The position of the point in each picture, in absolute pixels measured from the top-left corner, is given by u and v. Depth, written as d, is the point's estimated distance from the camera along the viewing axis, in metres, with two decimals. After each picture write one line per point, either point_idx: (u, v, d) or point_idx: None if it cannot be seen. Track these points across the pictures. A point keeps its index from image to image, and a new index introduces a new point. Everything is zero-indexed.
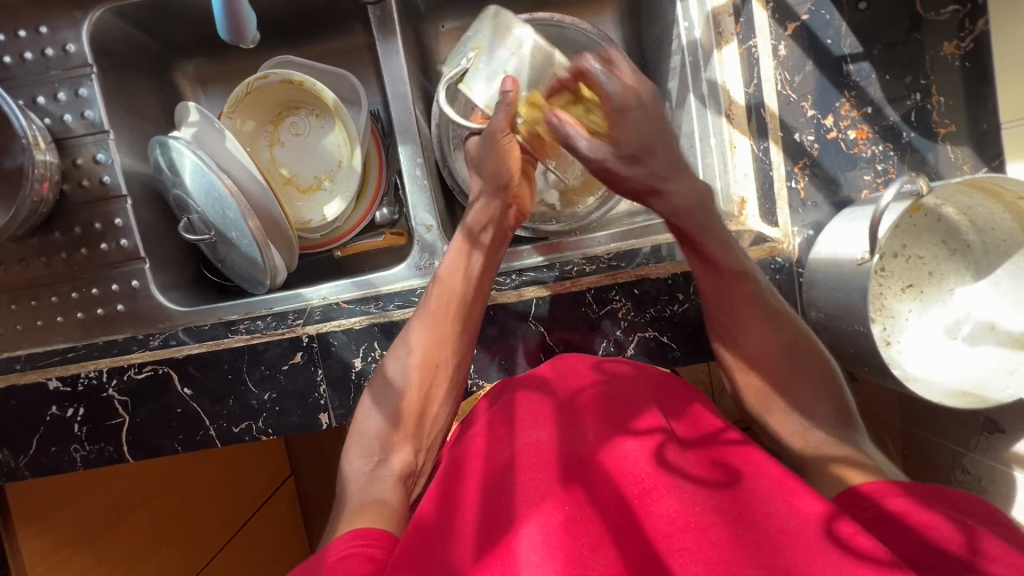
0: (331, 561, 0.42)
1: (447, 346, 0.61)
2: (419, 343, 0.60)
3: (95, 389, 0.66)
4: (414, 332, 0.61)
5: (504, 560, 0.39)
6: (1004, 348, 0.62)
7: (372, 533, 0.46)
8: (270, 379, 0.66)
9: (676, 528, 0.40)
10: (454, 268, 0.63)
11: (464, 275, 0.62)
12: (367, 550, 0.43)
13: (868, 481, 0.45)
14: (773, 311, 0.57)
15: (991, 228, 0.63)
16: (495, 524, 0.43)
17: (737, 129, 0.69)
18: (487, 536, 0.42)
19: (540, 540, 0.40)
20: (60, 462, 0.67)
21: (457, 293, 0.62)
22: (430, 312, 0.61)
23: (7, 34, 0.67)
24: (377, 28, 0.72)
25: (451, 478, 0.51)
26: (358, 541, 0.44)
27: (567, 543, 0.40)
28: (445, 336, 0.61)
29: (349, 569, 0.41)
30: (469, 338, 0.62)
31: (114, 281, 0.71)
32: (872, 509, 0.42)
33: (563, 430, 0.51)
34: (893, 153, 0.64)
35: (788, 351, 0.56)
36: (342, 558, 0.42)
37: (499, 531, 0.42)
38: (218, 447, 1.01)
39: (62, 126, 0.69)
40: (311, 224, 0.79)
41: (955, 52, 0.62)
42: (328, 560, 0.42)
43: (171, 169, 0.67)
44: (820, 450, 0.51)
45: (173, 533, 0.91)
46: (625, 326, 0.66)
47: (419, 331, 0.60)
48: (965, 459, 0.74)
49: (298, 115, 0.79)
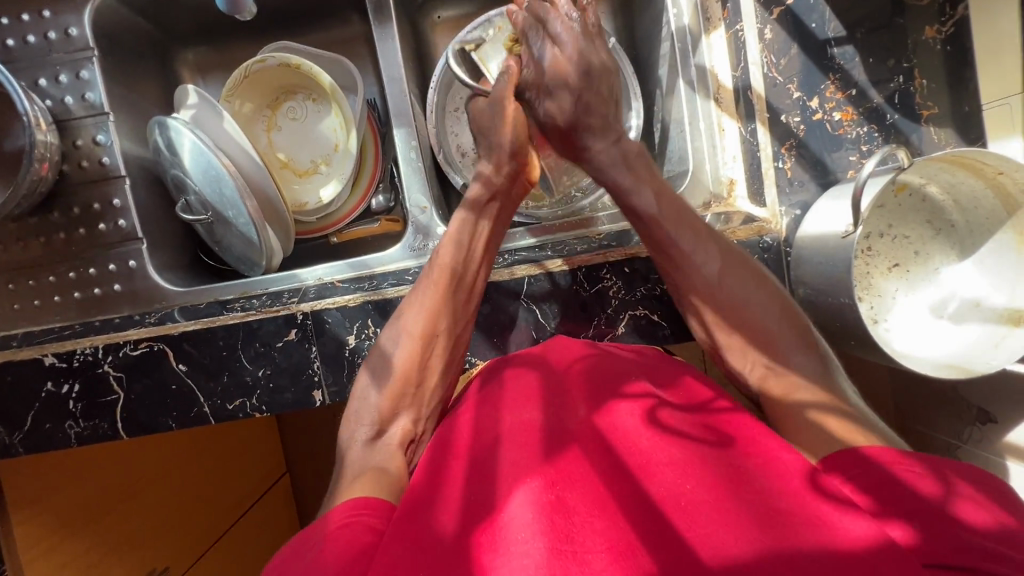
0: (331, 531, 0.41)
1: (440, 317, 0.61)
2: (417, 315, 0.60)
3: (90, 365, 0.67)
4: (412, 305, 0.61)
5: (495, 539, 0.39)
6: (991, 323, 0.63)
7: (374, 501, 0.45)
8: (265, 356, 0.67)
9: (671, 502, 0.39)
10: (454, 240, 0.63)
11: (463, 252, 0.63)
12: (364, 518, 0.43)
13: (872, 445, 0.44)
14: (725, 256, 0.58)
15: (975, 207, 0.65)
16: (483, 503, 0.42)
17: (725, 113, 0.72)
18: (477, 513, 0.41)
19: (529, 517, 0.39)
20: (54, 439, 0.67)
21: (456, 266, 0.62)
22: (431, 285, 0.61)
23: (11, 17, 0.69)
24: (373, 14, 0.73)
25: (437, 453, 0.50)
26: (356, 510, 0.44)
27: (559, 519, 0.39)
28: (443, 309, 0.61)
29: (347, 539, 0.40)
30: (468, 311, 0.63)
31: (112, 261, 0.72)
32: (874, 473, 0.42)
33: (552, 408, 0.50)
34: (877, 134, 0.66)
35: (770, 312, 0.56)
36: (341, 526, 0.42)
37: (486, 509, 0.41)
38: (207, 435, 1.01)
39: (63, 108, 0.70)
40: (307, 207, 0.80)
41: (937, 36, 0.64)
42: (328, 529, 0.42)
43: (170, 149, 0.69)
44: (796, 394, 0.51)
45: (168, 523, 0.91)
46: (616, 303, 0.67)
47: (417, 303, 0.61)
48: (959, 450, 0.74)
49: (295, 99, 0.81)
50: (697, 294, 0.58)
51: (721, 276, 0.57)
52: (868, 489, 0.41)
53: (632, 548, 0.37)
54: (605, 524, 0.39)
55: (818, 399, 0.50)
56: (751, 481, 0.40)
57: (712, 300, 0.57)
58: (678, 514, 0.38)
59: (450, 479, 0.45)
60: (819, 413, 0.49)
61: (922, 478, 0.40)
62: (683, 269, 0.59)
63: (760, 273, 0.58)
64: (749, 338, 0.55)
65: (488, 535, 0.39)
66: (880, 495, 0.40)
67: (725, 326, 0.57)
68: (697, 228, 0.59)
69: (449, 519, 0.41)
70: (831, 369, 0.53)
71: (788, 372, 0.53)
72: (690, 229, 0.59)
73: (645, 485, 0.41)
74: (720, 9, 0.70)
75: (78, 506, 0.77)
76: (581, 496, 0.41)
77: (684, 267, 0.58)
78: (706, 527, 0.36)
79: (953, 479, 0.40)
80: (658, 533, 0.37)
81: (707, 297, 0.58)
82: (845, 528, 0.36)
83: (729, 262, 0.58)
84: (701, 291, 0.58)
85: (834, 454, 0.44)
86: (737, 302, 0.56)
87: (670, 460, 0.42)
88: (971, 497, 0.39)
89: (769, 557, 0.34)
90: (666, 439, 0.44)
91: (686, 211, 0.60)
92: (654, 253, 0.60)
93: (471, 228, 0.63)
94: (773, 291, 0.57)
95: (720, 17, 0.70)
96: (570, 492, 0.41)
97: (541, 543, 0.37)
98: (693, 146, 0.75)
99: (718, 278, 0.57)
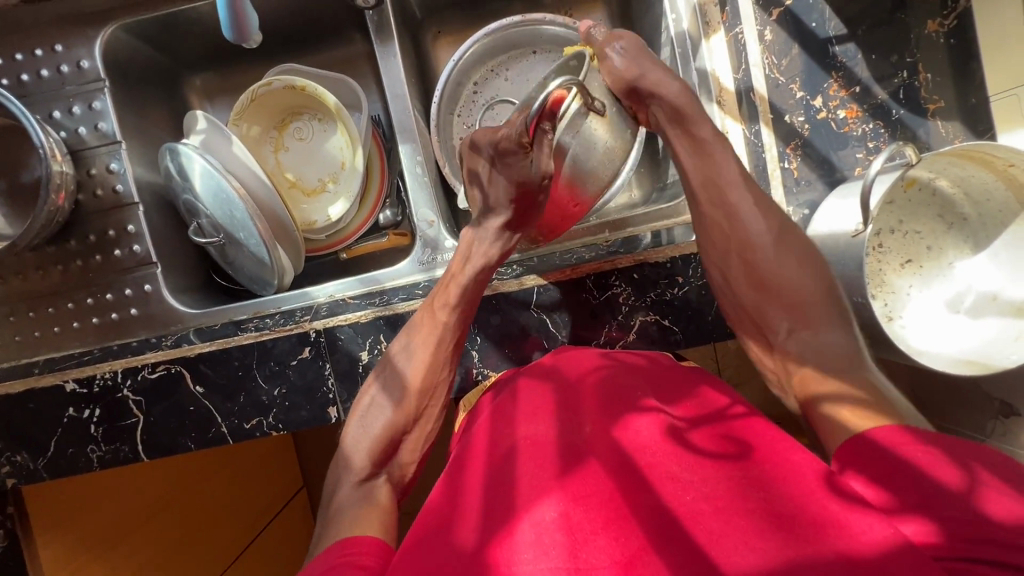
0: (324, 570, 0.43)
1: (444, 352, 0.61)
2: (415, 358, 0.60)
3: (110, 390, 0.68)
4: (411, 348, 0.61)
5: (505, 555, 0.39)
6: (1007, 317, 0.62)
7: (365, 542, 0.46)
8: (280, 375, 0.67)
9: (676, 511, 0.39)
10: (443, 289, 0.62)
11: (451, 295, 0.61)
12: (359, 560, 0.44)
13: (884, 429, 0.43)
14: (779, 229, 0.58)
15: (987, 200, 0.64)
16: (495, 517, 0.42)
17: (729, 116, 0.70)
18: (489, 528, 0.42)
19: (537, 537, 0.39)
20: (77, 464, 0.68)
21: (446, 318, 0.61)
22: (424, 335, 0.61)
23: (25, 54, 0.71)
24: (375, 33, 0.74)
25: (455, 469, 0.51)
26: (346, 550, 0.45)
27: (568, 536, 0.39)
28: (431, 351, 0.60)
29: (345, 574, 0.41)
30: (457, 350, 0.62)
31: (128, 286, 0.73)
32: (887, 458, 0.40)
33: (563, 421, 0.50)
34: (883, 130, 0.65)
35: (811, 297, 0.55)
36: (331, 568, 0.43)
37: (498, 525, 0.42)
38: (228, 455, 1.01)
39: (77, 138, 0.72)
40: (316, 225, 0.80)
41: (939, 30, 0.63)
42: (323, 568, 0.43)
43: (181, 176, 0.70)
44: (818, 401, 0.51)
45: (187, 540, 0.91)
46: (626, 310, 0.67)
47: (413, 351, 0.60)
48: (983, 444, 0.72)
49: (302, 120, 0.82)
50: (745, 249, 0.58)
51: (771, 243, 0.58)
52: (883, 482, 0.39)
53: (636, 562, 0.36)
54: (609, 539, 0.39)
55: (836, 390, 0.50)
56: (759, 491, 0.40)
57: (756, 253, 0.58)
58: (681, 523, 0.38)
59: (464, 497, 0.46)
60: (835, 406, 0.48)
61: (941, 466, 0.38)
62: (732, 224, 0.58)
63: (812, 250, 0.57)
64: (776, 299, 0.56)
65: (500, 552, 0.39)
66: (896, 485, 0.39)
67: (753, 284, 0.57)
68: (757, 194, 0.59)
69: (464, 537, 0.42)
70: (860, 354, 0.52)
71: (816, 343, 0.54)
72: (757, 201, 0.58)
73: (654, 497, 0.41)
74: (719, 12, 0.70)
75: (92, 531, 0.78)
76: (588, 513, 0.41)
77: (733, 228, 0.58)
78: (710, 534, 0.37)
79: (974, 467, 0.39)
80: (661, 545, 0.37)
81: (745, 253, 0.58)
82: (862, 531, 0.34)
83: (781, 228, 0.58)
84: (749, 253, 0.58)
85: (856, 447, 0.43)
86: (781, 277, 0.57)
87: (674, 472, 0.42)
88: (997, 487, 0.37)
89: (775, 568, 0.33)
90: (676, 451, 0.44)
91: (754, 179, 0.59)
92: (706, 198, 0.59)
93: (462, 263, 0.62)
94: (820, 275, 0.56)
95: (718, 20, 0.70)
96: (580, 508, 0.41)
97: (548, 563, 0.37)
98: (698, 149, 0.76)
99: (769, 241, 0.58)
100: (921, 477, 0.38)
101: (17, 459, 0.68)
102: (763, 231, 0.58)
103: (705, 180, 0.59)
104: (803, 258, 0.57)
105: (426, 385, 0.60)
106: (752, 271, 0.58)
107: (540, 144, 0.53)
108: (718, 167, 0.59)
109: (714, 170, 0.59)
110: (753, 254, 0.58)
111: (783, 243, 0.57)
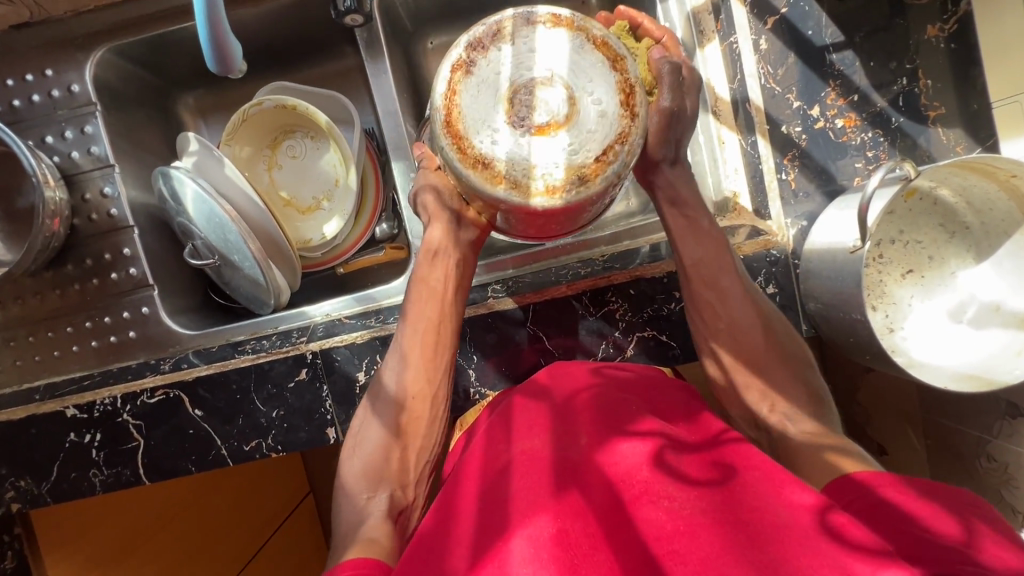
0: None
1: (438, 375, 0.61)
2: (408, 378, 0.60)
3: (110, 415, 0.68)
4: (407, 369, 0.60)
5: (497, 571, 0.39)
6: (1011, 329, 0.61)
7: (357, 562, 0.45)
8: (278, 397, 0.67)
9: (668, 535, 0.39)
10: (425, 297, 0.62)
11: (439, 303, 0.62)
12: None
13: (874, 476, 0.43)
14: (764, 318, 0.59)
15: (990, 209, 0.62)
16: (489, 533, 0.42)
17: (724, 125, 0.71)
18: (482, 545, 0.42)
19: (532, 552, 0.39)
20: (79, 488, 0.68)
21: (432, 323, 0.61)
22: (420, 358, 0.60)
23: (17, 80, 0.71)
24: (365, 49, 0.74)
25: (450, 488, 0.51)
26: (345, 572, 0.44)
27: (559, 555, 0.39)
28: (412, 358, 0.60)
29: None
30: (446, 354, 0.61)
31: (126, 309, 0.74)
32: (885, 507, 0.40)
33: (558, 437, 0.50)
34: (882, 139, 0.64)
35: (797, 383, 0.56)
36: None
37: (491, 542, 0.41)
38: (233, 469, 1.00)
39: (70, 162, 0.72)
40: (311, 244, 0.80)
41: (939, 34, 0.62)
42: None
43: (174, 199, 0.70)
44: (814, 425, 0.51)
45: (197, 552, 0.91)
46: (623, 326, 0.66)
47: (400, 364, 0.60)
48: (989, 446, 0.71)
49: (295, 137, 0.82)
50: (731, 340, 0.58)
51: (760, 332, 0.58)
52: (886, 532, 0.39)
53: None
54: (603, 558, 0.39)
55: None
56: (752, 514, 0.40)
57: (748, 342, 0.58)
58: (674, 547, 0.38)
59: (459, 513, 0.46)
60: (837, 456, 0.47)
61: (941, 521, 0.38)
62: (725, 308, 0.58)
63: (795, 345, 0.59)
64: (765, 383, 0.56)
65: (493, 567, 0.39)
66: (892, 530, 0.38)
67: (745, 371, 0.57)
68: (745, 283, 0.60)
69: (458, 555, 0.42)
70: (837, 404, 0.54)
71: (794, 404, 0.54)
72: (744, 290, 0.59)
73: (643, 517, 0.40)
74: (713, 21, 0.70)
75: (86, 562, 0.77)
76: (583, 529, 0.41)
77: (722, 314, 0.58)
78: (701, 558, 0.36)
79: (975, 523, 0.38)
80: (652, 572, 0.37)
81: (737, 335, 0.58)
82: (857, 567, 0.33)
83: (766, 321, 0.58)
84: (737, 341, 0.58)
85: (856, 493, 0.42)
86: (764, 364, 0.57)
87: (669, 493, 0.42)
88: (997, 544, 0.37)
89: None
90: (671, 473, 0.44)
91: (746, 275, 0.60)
92: (704, 287, 0.59)
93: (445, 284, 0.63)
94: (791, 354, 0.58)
95: (713, 30, 0.70)
96: (574, 527, 0.41)
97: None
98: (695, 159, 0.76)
99: (759, 331, 0.58)
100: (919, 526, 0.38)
101: (21, 484, 0.69)
102: (751, 319, 0.58)
103: (700, 267, 0.59)
104: (788, 351, 0.58)
105: (426, 399, 0.60)
106: (740, 354, 0.58)
107: (490, 71, 0.52)
108: (697, 235, 0.60)
109: (709, 255, 0.60)
110: (745, 341, 0.58)
111: (771, 334, 0.58)
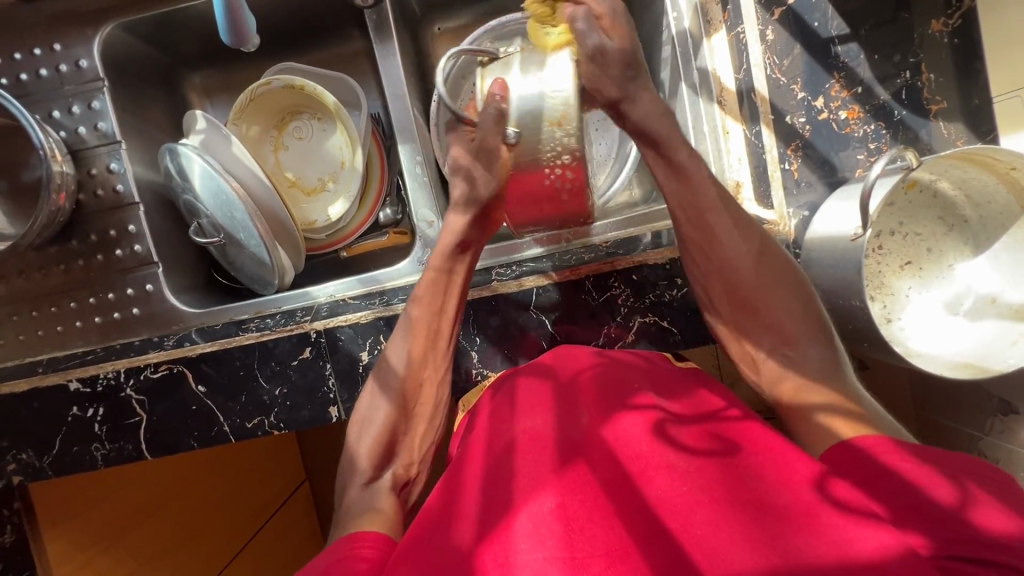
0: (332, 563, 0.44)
1: (425, 364, 0.62)
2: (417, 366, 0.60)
3: (113, 390, 0.69)
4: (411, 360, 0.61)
5: (501, 545, 0.40)
6: (1005, 320, 0.62)
7: (371, 535, 0.47)
8: (281, 375, 0.68)
9: (669, 510, 0.39)
10: (429, 286, 0.62)
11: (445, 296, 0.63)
12: (362, 551, 0.45)
13: (866, 437, 0.44)
14: (765, 251, 0.57)
15: (988, 202, 0.64)
16: (492, 510, 0.43)
17: (729, 115, 0.71)
18: (486, 520, 0.42)
19: (534, 528, 0.40)
20: (81, 462, 0.69)
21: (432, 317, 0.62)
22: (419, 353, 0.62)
23: (24, 53, 0.71)
24: (373, 31, 0.74)
25: (455, 467, 0.52)
26: (355, 544, 0.46)
27: (559, 530, 0.40)
28: (424, 352, 0.62)
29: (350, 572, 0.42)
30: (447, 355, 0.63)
31: (130, 285, 0.74)
32: (873, 467, 0.42)
33: (561, 415, 0.51)
34: (884, 131, 0.65)
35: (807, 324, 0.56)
36: (340, 560, 0.44)
37: (495, 518, 0.42)
38: (231, 449, 1.01)
39: (77, 138, 0.72)
40: (316, 225, 0.80)
41: (943, 30, 0.62)
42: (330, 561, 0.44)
43: (181, 176, 0.70)
44: (805, 396, 0.51)
45: (195, 532, 0.92)
46: (625, 312, 0.67)
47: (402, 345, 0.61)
48: (981, 442, 0.72)
49: (301, 119, 0.82)
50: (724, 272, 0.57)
51: (754, 266, 0.57)
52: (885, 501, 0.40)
53: (630, 553, 0.38)
54: (603, 531, 0.40)
55: (828, 400, 0.50)
56: (746, 487, 0.41)
57: (743, 281, 0.57)
58: (676, 522, 0.38)
59: (465, 490, 0.47)
60: (829, 415, 0.48)
61: (938, 486, 0.39)
62: (716, 241, 0.58)
63: (808, 300, 0.56)
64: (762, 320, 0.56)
65: (497, 544, 0.40)
66: (888, 499, 0.40)
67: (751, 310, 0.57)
68: (735, 214, 0.58)
69: (463, 530, 0.43)
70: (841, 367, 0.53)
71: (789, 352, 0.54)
72: (734, 219, 0.58)
73: (641, 492, 0.42)
74: (721, 11, 0.70)
75: (78, 542, 0.75)
76: (583, 504, 0.42)
77: (719, 248, 0.57)
78: (702, 533, 0.37)
79: (968, 484, 0.39)
80: (655, 544, 0.38)
81: (734, 267, 0.57)
82: (855, 538, 0.34)
83: (762, 251, 0.57)
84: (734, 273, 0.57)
85: (851, 462, 0.43)
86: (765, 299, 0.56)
87: (668, 466, 0.43)
88: (990, 502, 0.38)
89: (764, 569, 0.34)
90: (669, 447, 0.45)
91: (729, 199, 0.59)
92: (689, 225, 0.58)
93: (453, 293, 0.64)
94: (796, 288, 0.56)
95: (720, 20, 0.70)
96: (574, 500, 0.42)
97: (544, 553, 0.38)
98: (698, 149, 0.76)
99: (752, 265, 0.57)
100: (917, 491, 0.39)
101: (22, 457, 0.69)
102: (758, 252, 0.57)
103: (686, 199, 0.58)
104: (788, 283, 0.57)
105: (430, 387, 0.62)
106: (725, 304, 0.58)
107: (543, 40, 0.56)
108: (683, 161, 0.58)
109: (694, 193, 0.58)
110: (739, 283, 0.57)
111: (772, 274, 0.57)
